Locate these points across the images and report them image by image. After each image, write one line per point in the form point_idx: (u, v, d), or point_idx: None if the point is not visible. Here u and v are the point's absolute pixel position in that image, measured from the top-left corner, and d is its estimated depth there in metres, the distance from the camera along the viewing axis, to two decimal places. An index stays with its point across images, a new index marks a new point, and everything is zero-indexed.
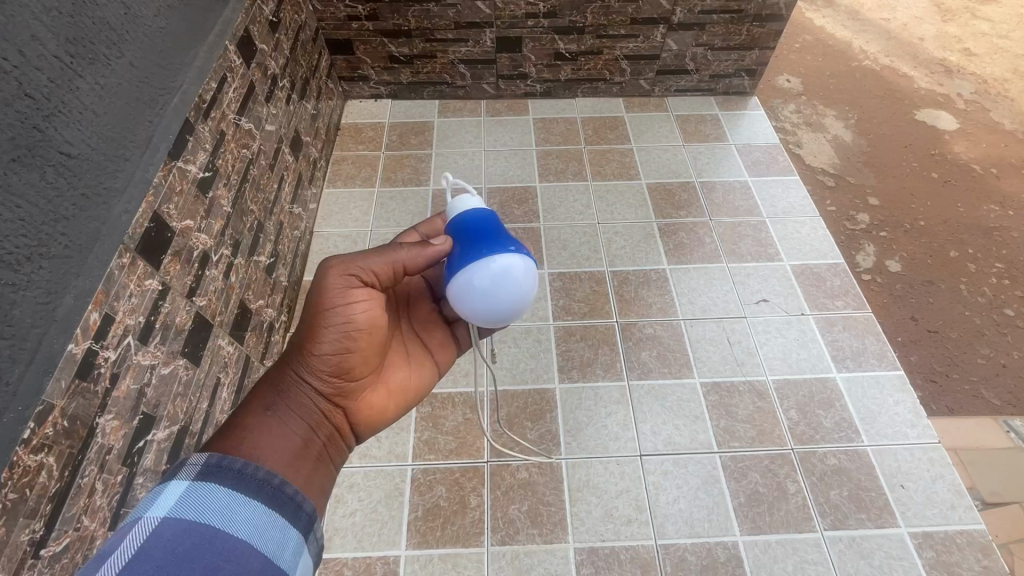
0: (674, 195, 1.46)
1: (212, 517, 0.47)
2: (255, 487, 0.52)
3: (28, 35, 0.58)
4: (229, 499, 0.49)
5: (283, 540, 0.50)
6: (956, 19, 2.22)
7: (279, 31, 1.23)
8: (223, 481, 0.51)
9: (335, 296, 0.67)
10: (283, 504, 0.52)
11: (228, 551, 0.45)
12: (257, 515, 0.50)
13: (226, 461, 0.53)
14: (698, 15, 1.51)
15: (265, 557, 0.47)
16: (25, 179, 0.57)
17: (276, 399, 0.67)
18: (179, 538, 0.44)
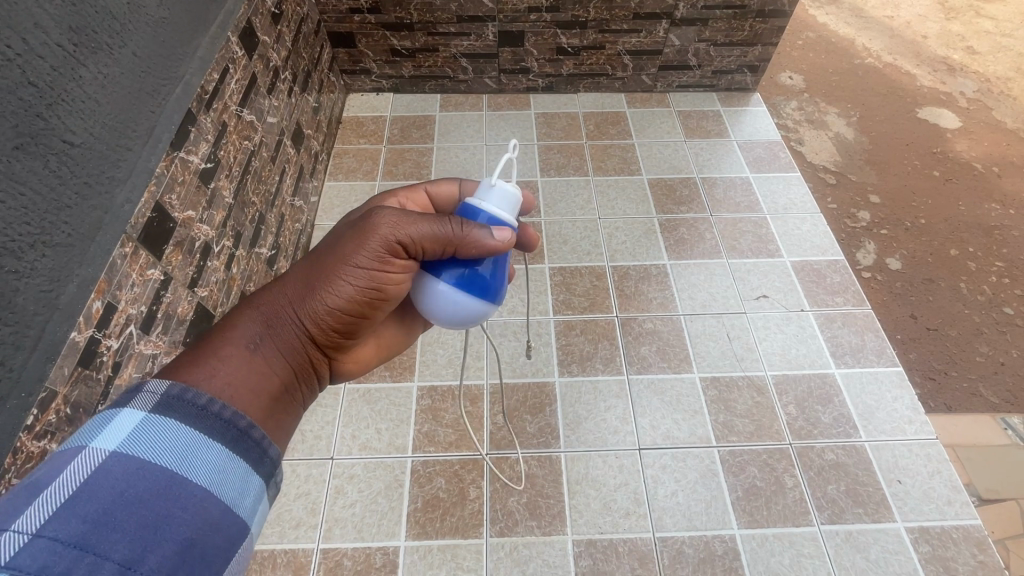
0: (675, 190, 1.46)
1: (171, 458, 0.38)
2: (223, 425, 0.42)
3: (31, 23, 0.57)
4: (190, 438, 0.39)
5: (247, 489, 0.41)
6: (959, 17, 2.21)
7: (281, 23, 1.23)
8: (183, 415, 0.40)
9: (374, 254, 0.57)
10: (249, 449, 0.42)
11: (184, 501, 0.36)
12: (221, 460, 0.40)
13: (191, 392, 0.42)
14: (701, 11, 1.51)
15: (225, 508, 0.38)
16: (28, 167, 0.57)
17: (260, 331, 0.55)
18: (128, 480, 0.35)
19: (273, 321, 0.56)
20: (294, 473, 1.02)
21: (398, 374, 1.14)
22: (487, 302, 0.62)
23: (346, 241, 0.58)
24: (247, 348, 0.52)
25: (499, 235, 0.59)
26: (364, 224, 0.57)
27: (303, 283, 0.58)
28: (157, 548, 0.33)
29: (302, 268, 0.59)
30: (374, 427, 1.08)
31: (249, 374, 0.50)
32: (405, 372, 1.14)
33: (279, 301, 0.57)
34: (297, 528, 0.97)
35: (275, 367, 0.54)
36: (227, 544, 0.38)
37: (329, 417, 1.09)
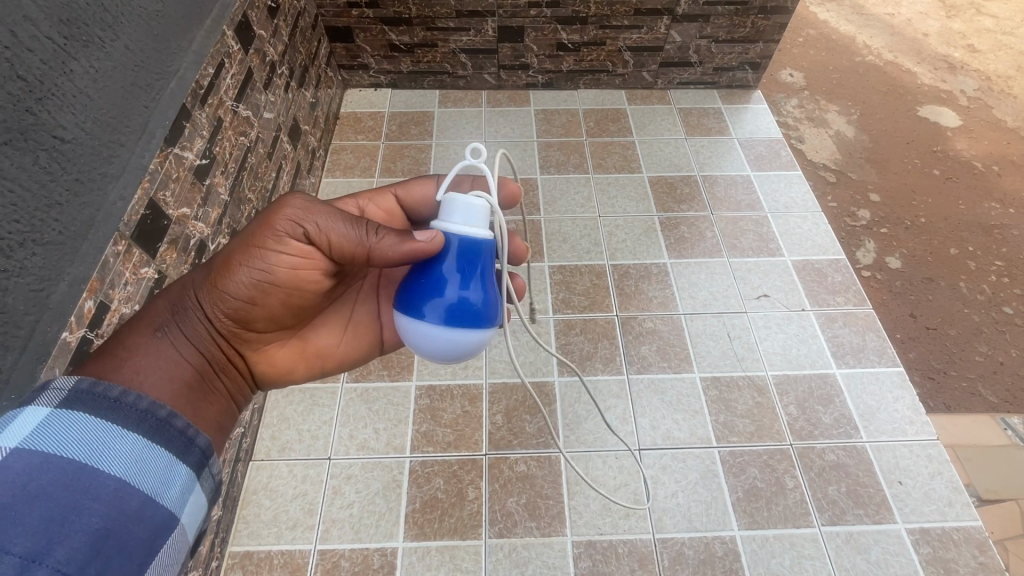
0: (676, 188, 1.45)
1: (78, 450, 0.42)
2: (138, 417, 0.46)
3: (20, 15, 0.56)
4: (101, 431, 0.44)
5: (167, 477, 0.46)
6: (960, 15, 2.20)
7: (277, 17, 1.21)
8: (92, 408, 0.44)
9: (277, 238, 0.61)
10: (171, 438, 0.48)
11: (95, 492, 0.40)
12: (135, 449, 0.44)
13: (100, 386, 0.46)
14: (702, 7, 1.50)
15: (143, 497, 0.43)
16: (17, 163, 0.56)
17: (168, 319, 0.58)
18: (32, 473, 0.39)
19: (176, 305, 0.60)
20: (291, 473, 1.01)
21: (395, 374, 1.13)
22: (448, 322, 0.59)
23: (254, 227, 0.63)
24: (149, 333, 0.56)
25: (421, 237, 0.60)
26: (273, 211, 0.62)
27: (209, 268, 0.62)
28: (65, 539, 0.37)
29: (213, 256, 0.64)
30: (372, 427, 1.07)
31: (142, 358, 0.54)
32: (403, 371, 1.13)
33: (185, 286, 0.61)
34: (294, 529, 0.96)
35: (183, 353, 0.57)
36: (148, 530, 0.43)
37: (326, 417, 1.08)
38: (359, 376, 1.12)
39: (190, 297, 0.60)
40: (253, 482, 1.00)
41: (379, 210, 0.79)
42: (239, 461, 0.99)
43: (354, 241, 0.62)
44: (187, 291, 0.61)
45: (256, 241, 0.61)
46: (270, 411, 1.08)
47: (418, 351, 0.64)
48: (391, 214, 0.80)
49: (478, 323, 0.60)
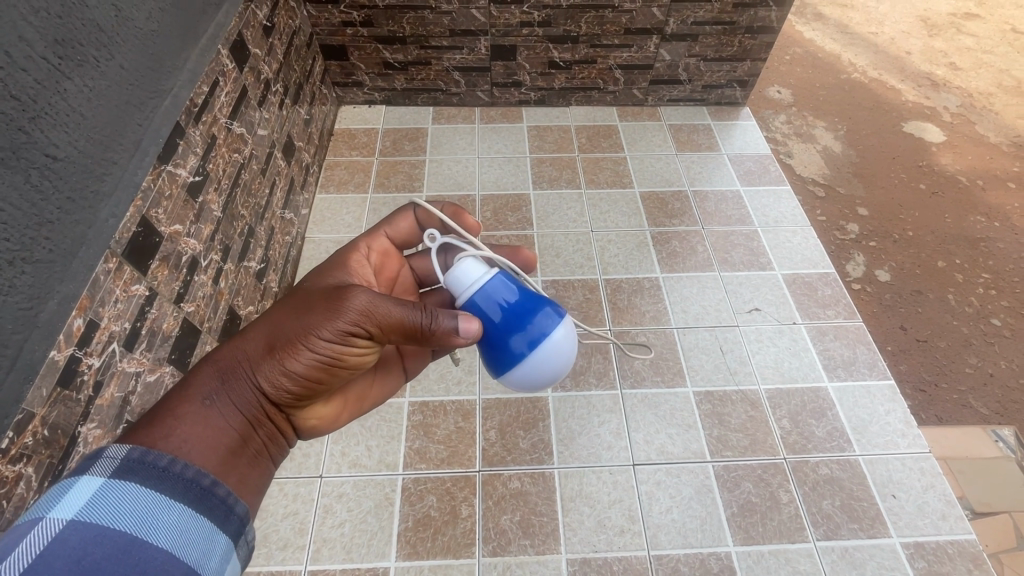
0: (667, 203, 1.47)
1: (131, 523, 0.43)
2: (185, 485, 0.48)
3: (15, 35, 0.57)
4: (150, 501, 0.44)
5: (211, 547, 0.46)
6: (941, 34, 2.27)
7: (273, 36, 1.23)
8: (144, 477, 0.46)
9: (341, 328, 0.60)
10: (213, 507, 0.48)
11: (146, 562, 0.41)
12: (183, 520, 0.45)
13: (151, 456, 0.48)
14: (691, 27, 1.54)
15: (188, 568, 0.44)
16: (8, 182, 0.56)
17: (218, 386, 0.58)
18: (86, 547, 0.40)
19: (232, 380, 0.59)
20: (281, 493, 1.00)
21: None
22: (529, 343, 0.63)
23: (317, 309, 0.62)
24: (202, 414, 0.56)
25: (463, 326, 0.62)
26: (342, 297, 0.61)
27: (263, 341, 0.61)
28: None
29: (267, 327, 0.63)
30: (364, 444, 1.06)
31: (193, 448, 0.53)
32: None
33: (240, 360, 0.60)
34: (284, 549, 0.94)
35: (232, 423, 0.57)
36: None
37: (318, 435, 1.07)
38: None
39: (246, 373, 0.60)
40: None
41: (376, 255, 0.80)
42: None
43: (416, 332, 0.62)
44: (243, 365, 0.60)
45: (318, 326, 0.60)
46: None
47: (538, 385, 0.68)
48: (388, 255, 0.82)
49: (549, 319, 0.65)
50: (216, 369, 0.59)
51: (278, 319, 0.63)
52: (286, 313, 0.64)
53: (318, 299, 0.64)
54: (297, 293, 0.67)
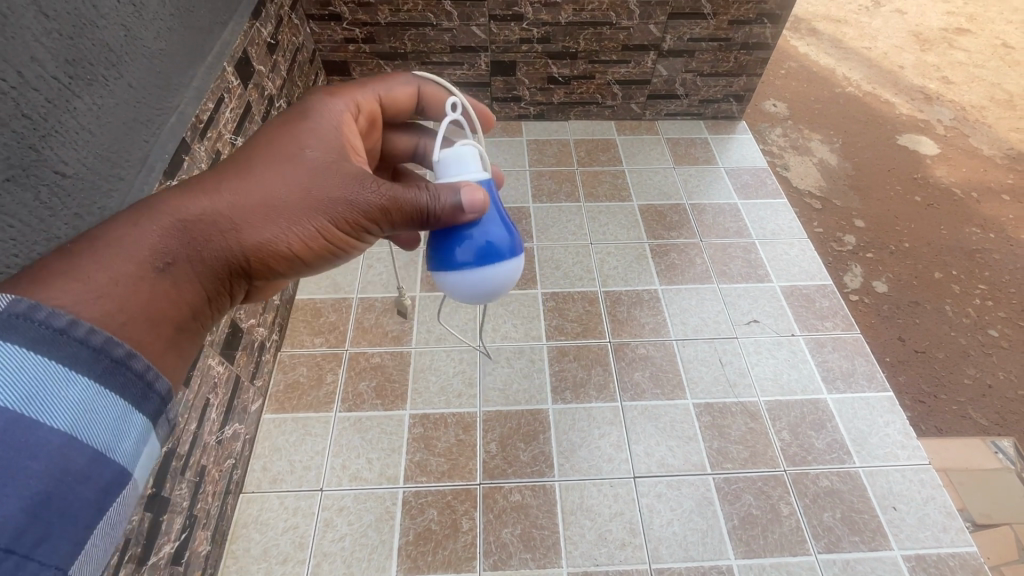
0: (665, 216, 1.48)
1: (9, 395, 0.32)
2: (89, 355, 0.36)
3: (27, 56, 0.58)
4: (40, 370, 0.33)
5: (124, 428, 0.37)
6: (933, 48, 2.31)
7: (277, 53, 1.25)
8: (28, 339, 0.34)
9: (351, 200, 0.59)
10: (126, 382, 0.37)
11: (35, 449, 0.32)
12: (86, 397, 0.35)
13: (42, 311, 0.35)
14: (687, 43, 1.57)
15: (92, 455, 0.35)
16: (19, 199, 0.57)
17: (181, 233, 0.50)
18: None
19: (198, 237, 0.51)
20: (282, 506, 1.00)
21: (389, 403, 1.13)
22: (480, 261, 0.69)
23: (318, 181, 0.59)
24: (157, 268, 0.47)
25: (469, 197, 0.63)
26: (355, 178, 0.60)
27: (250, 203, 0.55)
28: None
29: (248, 186, 0.56)
30: (364, 456, 1.06)
31: (150, 305, 0.45)
32: (397, 400, 1.13)
33: (211, 216, 0.53)
34: (284, 563, 0.94)
35: (193, 279, 0.50)
36: (98, 491, 0.35)
37: (319, 448, 1.07)
38: (353, 406, 1.12)
39: (218, 234, 0.53)
40: (243, 515, 0.98)
41: (363, 117, 0.75)
42: (228, 494, 0.98)
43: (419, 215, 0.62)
44: (214, 223, 0.53)
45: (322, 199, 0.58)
46: (261, 443, 1.07)
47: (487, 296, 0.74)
48: (373, 121, 0.78)
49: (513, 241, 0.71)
50: (177, 216, 0.50)
51: (262, 179, 0.57)
52: (273, 173, 0.58)
53: (315, 169, 0.60)
54: (280, 149, 0.60)
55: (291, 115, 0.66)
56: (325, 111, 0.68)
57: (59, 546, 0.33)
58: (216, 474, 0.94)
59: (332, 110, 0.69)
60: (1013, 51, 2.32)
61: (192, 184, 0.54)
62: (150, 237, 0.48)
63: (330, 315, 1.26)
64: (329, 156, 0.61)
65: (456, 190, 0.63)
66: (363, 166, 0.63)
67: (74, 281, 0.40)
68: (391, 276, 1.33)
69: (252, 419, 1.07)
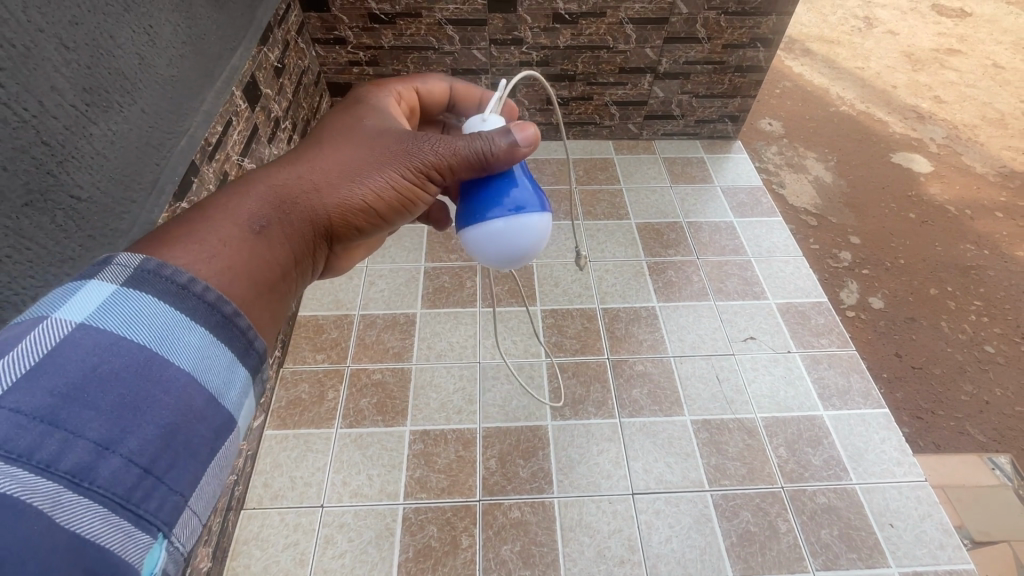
0: (663, 234, 1.51)
1: (149, 336, 0.37)
2: (206, 308, 0.40)
3: (47, 86, 0.60)
4: (171, 319, 0.38)
5: (232, 378, 0.40)
6: (925, 69, 2.36)
7: (283, 76, 1.29)
8: (159, 292, 0.38)
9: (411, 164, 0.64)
10: (233, 336, 0.41)
11: (166, 384, 0.36)
12: (204, 343, 0.39)
13: (168, 269, 0.40)
14: (683, 66, 1.61)
15: (208, 396, 0.38)
16: (36, 223, 0.59)
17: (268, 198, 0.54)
18: (102, 356, 0.34)
19: (287, 203, 0.56)
20: (283, 522, 1.00)
21: (390, 419, 1.14)
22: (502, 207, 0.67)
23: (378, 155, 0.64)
24: (257, 229, 0.52)
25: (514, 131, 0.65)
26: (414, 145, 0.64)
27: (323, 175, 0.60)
28: (138, 429, 0.34)
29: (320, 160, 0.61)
30: (365, 473, 1.07)
31: (250, 264, 0.48)
32: (398, 416, 1.14)
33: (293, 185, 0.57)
34: None
35: (283, 236, 0.54)
36: (212, 431, 0.38)
37: (320, 463, 1.07)
38: (354, 422, 1.13)
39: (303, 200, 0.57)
40: (244, 532, 0.99)
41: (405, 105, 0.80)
42: (230, 510, 0.99)
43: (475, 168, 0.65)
44: (298, 191, 0.57)
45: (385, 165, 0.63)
46: (263, 458, 1.08)
47: (518, 255, 0.69)
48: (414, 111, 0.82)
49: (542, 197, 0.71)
50: (264, 185, 0.55)
51: (331, 154, 0.62)
52: (338, 150, 0.63)
53: (373, 145, 0.65)
54: (339, 132, 0.66)
55: (347, 106, 0.72)
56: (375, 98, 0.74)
57: (184, 474, 0.35)
58: None
59: (380, 99, 0.74)
60: (1003, 71, 2.37)
61: (273, 163, 0.59)
62: (245, 204, 0.52)
63: (332, 332, 1.28)
64: (384, 131, 0.67)
65: (508, 130, 0.64)
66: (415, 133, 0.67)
67: (192, 241, 0.45)
68: (392, 293, 1.35)
69: (255, 435, 1.09)
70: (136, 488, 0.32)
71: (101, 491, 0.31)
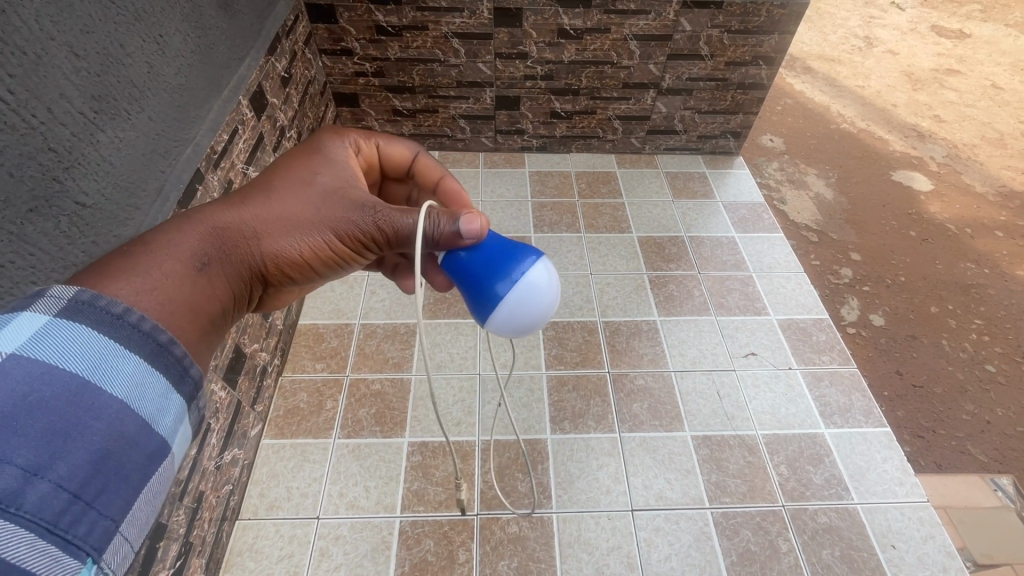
0: (664, 248, 1.51)
1: (82, 365, 0.37)
2: (140, 337, 0.40)
3: (56, 93, 0.61)
4: (105, 348, 0.38)
5: (167, 405, 0.40)
6: (925, 88, 2.38)
7: (290, 86, 1.30)
8: (94, 322, 0.38)
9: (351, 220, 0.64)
10: (168, 365, 0.41)
11: (97, 411, 0.36)
12: (136, 374, 0.39)
13: (104, 301, 0.40)
14: (686, 82, 1.62)
15: (141, 424, 0.38)
16: (40, 229, 0.59)
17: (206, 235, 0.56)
18: (33, 384, 0.35)
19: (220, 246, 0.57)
20: (278, 534, 0.99)
21: (388, 430, 1.13)
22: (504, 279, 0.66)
23: (328, 204, 0.65)
24: (194, 267, 0.52)
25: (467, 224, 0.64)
26: (357, 204, 0.65)
27: (261, 222, 0.61)
28: (68, 454, 0.34)
29: (269, 204, 0.63)
30: (362, 484, 1.06)
31: (188, 295, 0.49)
32: (396, 427, 1.13)
33: (241, 228, 0.59)
34: None
35: (215, 279, 0.54)
36: (145, 457, 0.38)
37: (316, 474, 1.06)
38: (351, 432, 1.12)
39: (240, 240, 0.59)
40: (238, 543, 0.98)
41: (363, 158, 0.79)
42: (225, 520, 0.97)
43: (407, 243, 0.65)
44: (235, 231, 0.59)
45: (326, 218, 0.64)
46: (260, 468, 1.07)
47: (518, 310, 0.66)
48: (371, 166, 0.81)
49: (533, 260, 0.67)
50: (206, 224, 0.56)
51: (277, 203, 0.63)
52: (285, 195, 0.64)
53: (322, 195, 0.66)
54: (293, 177, 0.67)
55: (305, 152, 0.72)
56: (334, 147, 0.74)
57: (114, 500, 0.35)
58: (213, 500, 0.94)
59: (335, 152, 0.74)
60: (1002, 92, 2.39)
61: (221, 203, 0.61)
62: (187, 240, 0.54)
63: (331, 340, 1.27)
64: (332, 192, 0.66)
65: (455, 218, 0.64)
66: (363, 195, 0.67)
67: (134, 278, 0.45)
68: (393, 302, 1.35)
69: (252, 444, 1.08)
70: (65, 514, 0.33)
71: (29, 516, 0.31)
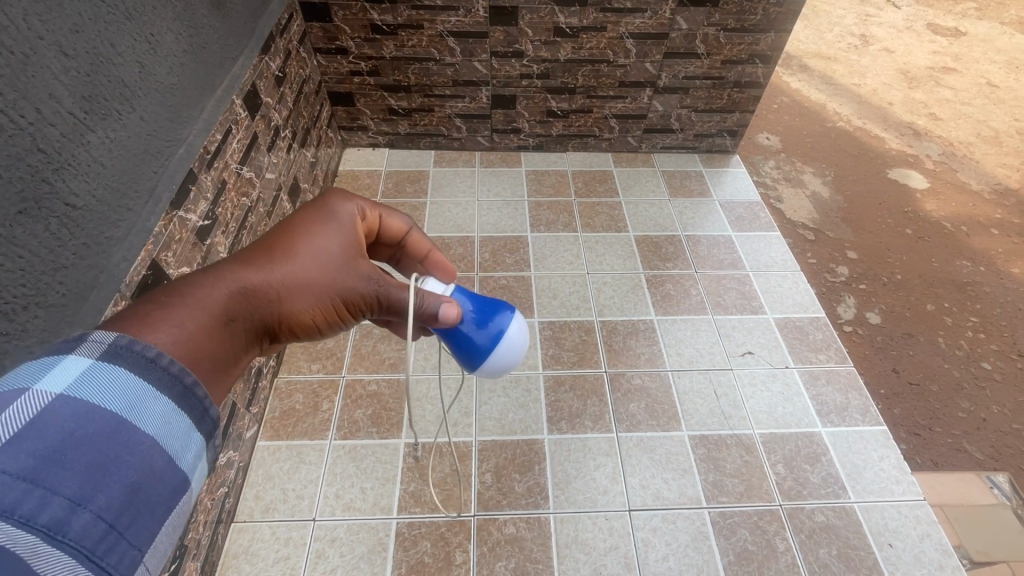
0: (661, 247, 1.51)
1: (121, 403, 0.36)
2: (172, 377, 0.39)
3: (45, 93, 0.60)
4: (143, 386, 0.37)
5: (192, 441, 0.39)
6: (921, 86, 2.38)
7: (284, 85, 1.29)
8: (133, 363, 0.38)
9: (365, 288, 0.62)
10: (193, 405, 0.40)
11: (133, 445, 0.35)
12: (167, 412, 0.38)
13: (140, 344, 0.39)
14: (682, 80, 1.62)
15: (168, 460, 0.37)
16: (29, 231, 0.58)
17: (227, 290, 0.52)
18: (80, 421, 0.34)
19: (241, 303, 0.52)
20: (273, 536, 0.99)
21: (385, 431, 1.12)
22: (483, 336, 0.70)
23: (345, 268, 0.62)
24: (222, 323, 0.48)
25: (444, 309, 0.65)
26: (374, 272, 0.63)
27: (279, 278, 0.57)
28: (106, 487, 0.33)
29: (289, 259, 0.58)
30: (358, 486, 1.05)
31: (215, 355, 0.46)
32: (393, 429, 1.13)
33: (256, 282, 0.55)
34: None
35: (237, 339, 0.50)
36: (170, 491, 0.37)
37: (312, 476, 1.06)
38: (348, 434, 1.12)
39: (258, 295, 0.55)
40: (234, 546, 0.97)
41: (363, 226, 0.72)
42: (221, 523, 0.97)
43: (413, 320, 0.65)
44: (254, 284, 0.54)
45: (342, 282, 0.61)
46: (256, 470, 1.06)
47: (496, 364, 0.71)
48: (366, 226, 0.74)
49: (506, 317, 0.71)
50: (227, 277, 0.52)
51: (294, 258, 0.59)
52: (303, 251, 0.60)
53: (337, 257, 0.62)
54: (309, 229, 0.62)
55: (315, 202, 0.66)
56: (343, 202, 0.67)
57: (144, 531, 0.34)
58: (209, 503, 0.93)
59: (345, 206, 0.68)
60: (997, 90, 2.40)
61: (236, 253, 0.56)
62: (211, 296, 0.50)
63: (327, 341, 1.27)
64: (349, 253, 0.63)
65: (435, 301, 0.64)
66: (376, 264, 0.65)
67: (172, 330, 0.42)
68: None
69: (248, 446, 1.07)
70: (102, 542, 0.31)
71: (73, 544, 0.30)
